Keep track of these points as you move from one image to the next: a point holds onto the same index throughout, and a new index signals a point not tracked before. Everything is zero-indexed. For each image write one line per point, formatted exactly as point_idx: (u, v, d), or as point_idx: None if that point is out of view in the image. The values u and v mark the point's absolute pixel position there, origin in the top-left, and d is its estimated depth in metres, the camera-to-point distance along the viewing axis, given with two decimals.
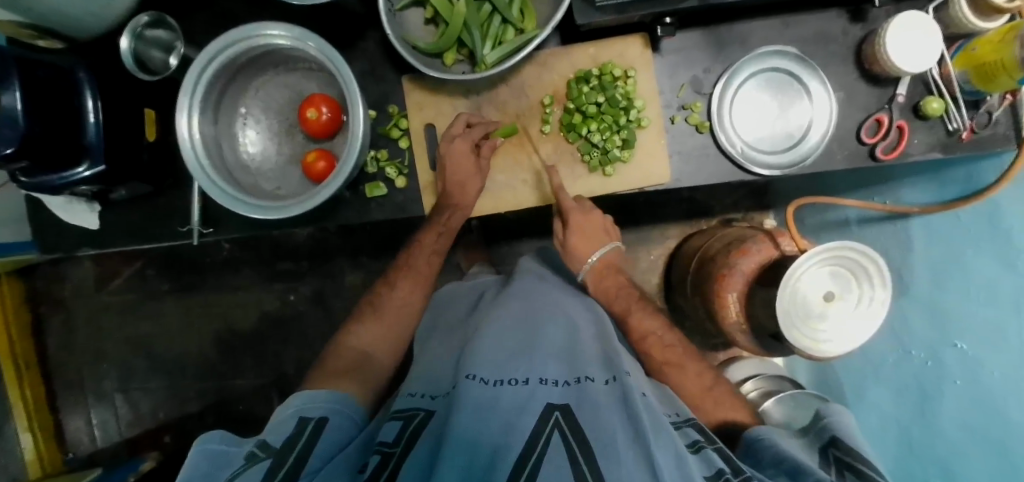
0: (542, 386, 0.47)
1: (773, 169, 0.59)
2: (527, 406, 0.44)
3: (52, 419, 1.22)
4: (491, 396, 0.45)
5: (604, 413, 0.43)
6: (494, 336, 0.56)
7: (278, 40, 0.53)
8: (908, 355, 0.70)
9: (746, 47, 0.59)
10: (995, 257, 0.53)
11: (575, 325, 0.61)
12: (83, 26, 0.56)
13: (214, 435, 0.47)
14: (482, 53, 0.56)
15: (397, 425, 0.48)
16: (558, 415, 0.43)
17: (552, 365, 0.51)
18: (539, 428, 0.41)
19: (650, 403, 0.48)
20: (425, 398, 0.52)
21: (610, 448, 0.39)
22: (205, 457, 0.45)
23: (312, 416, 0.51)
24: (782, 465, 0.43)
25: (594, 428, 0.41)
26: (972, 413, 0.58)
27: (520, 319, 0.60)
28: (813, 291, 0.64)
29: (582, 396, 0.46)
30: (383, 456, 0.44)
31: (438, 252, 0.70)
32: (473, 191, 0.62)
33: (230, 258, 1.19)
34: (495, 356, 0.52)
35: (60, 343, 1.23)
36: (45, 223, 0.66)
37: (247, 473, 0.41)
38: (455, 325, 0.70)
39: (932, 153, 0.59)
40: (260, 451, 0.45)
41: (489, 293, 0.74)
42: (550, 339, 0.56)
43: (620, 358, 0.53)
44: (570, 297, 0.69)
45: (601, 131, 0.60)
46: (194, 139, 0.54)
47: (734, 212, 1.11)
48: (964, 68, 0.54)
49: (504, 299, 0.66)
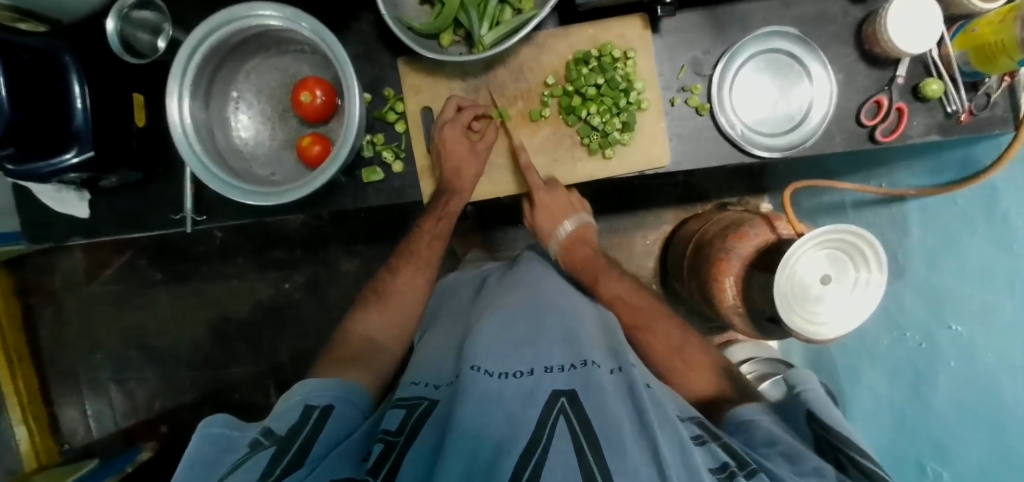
0: (547, 376, 0.47)
1: (773, 151, 0.59)
2: (532, 397, 0.44)
3: (47, 411, 1.21)
4: (496, 387, 0.45)
5: (612, 401, 0.43)
6: (499, 323, 0.56)
7: (270, 21, 0.52)
8: (902, 337, 0.71)
9: (746, 28, 0.59)
10: (989, 240, 0.55)
11: (580, 315, 0.60)
12: (66, 7, 0.54)
13: (217, 419, 0.47)
14: (479, 34, 0.54)
15: (399, 414, 0.47)
16: (563, 402, 0.43)
17: (557, 353, 0.50)
18: (544, 418, 0.41)
19: (656, 394, 0.48)
20: (429, 388, 0.52)
21: (615, 434, 0.39)
22: (208, 440, 0.44)
23: (317, 404, 0.51)
24: (779, 446, 0.45)
25: (599, 414, 0.41)
26: (964, 393, 0.60)
27: (525, 307, 0.59)
28: (809, 273, 0.64)
29: (587, 381, 0.45)
30: (386, 444, 0.43)
31: (439, 235, 0.69)
32: (471, 175, 0.61)
33: (222, 247, 1.18)
34: (500, 346, 0.51)
35: (52, 334, 1.21)
36: (32, 211, 0.65)
37: (249, 462, 0.41)
38: (460, 312, 0.69)
39: (931, 135, 0.59)
40: (264, 438, 0.45)
41: (494, 277, 0.73)
42: (555, 328, 0.55)
43: (624, 347, 0.53)
44: (572, 289, 0.67)
45: (601, 114, 0.60)
46: (185, 124, 0.52)
47: (729, 196, 1.11)
48: (963, 50, 0.54)
49: (511, 286, 0.65)
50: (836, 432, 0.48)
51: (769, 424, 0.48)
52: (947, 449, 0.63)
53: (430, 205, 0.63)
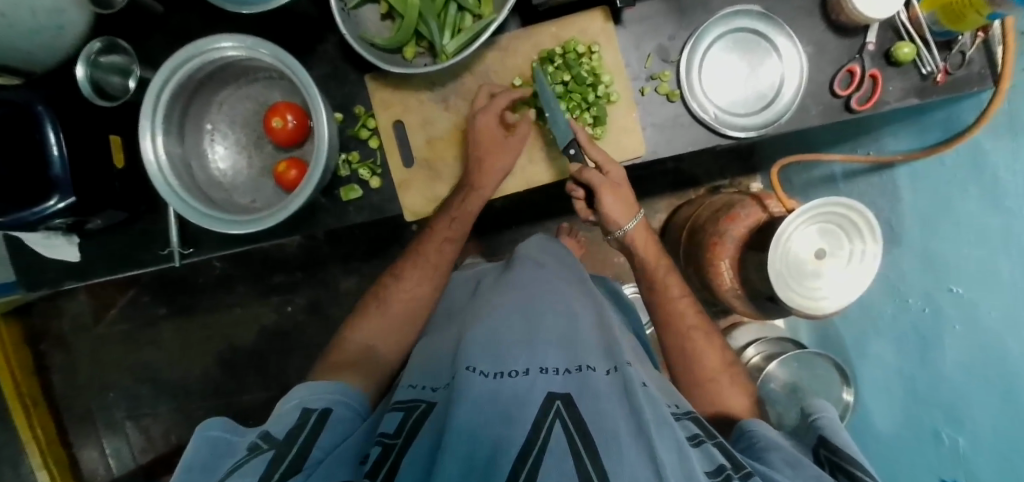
0: (542, 377, 0.44)
1: (748, 131, 0.59)
2: (527, 398, 0.41)
3: (66, 453, 1.23)
4: (491, 389, 0.42)
5: (607, 403, 0.40)
6: (496, 324, 0.53)
7: (232, 52, 0.52)
8: (904, 304, 0.69)
9: (709, 10, 0.58)
10: (979, 199, 0.54)
11: (575, 312, 0.57)
12: (35, 57, 0.55)
13: (215, 422, 0.46)
14: (442, 44, 0.55)
15: (397, 417, 0.45)
16: (558, 404, 0.40)
17: (552, 354, 0.47)
18: (539, 420, 0.38)
19: (651, 393, 0.46)
20: (427, 390, 0.49)
21: (612, 437, 0.37)
22: (207, 445, 0.43)
23: (315, 407, 0.50)
24: (779, 452, 0.44)
25: (597, 417, 0.38)
26: (973, 355, 0.58)
27: (519, 307, 0.56)
28: (802, 248, 0.64)
29: (583, 384, 0.43)
30: (384, 447, 0.41)
31: (450, 237, 0.68)
32: (497, 170, 0.61)
33: (222, 277, 1.19)
34: (493, 346, 0.49)
35: (65, 377, 1.23)
36: (26, 260, 0.66)
37: (248, 465, 0.39)
38: (455, 311, 0.67)
39: (909, 99, 0.58)
40: (263, 442, 0.43)
41: (488, 278, 0.70)
42: (551, 326, 0.53)
43: (619, 346, 0.51)
44: (568, 286, 0.64)
45: (571, 111, 0.60)
46: (161, 162, 0.53)
47: (721, 179, 1.11)
48: (932, 10, 0.53)
49: (504, 289, 0.63)
50: (831, 444, 0.48)
51: (773, 435, 0.48)
52: (961, 416, 0.61)
53: (447, 203, 0.64)
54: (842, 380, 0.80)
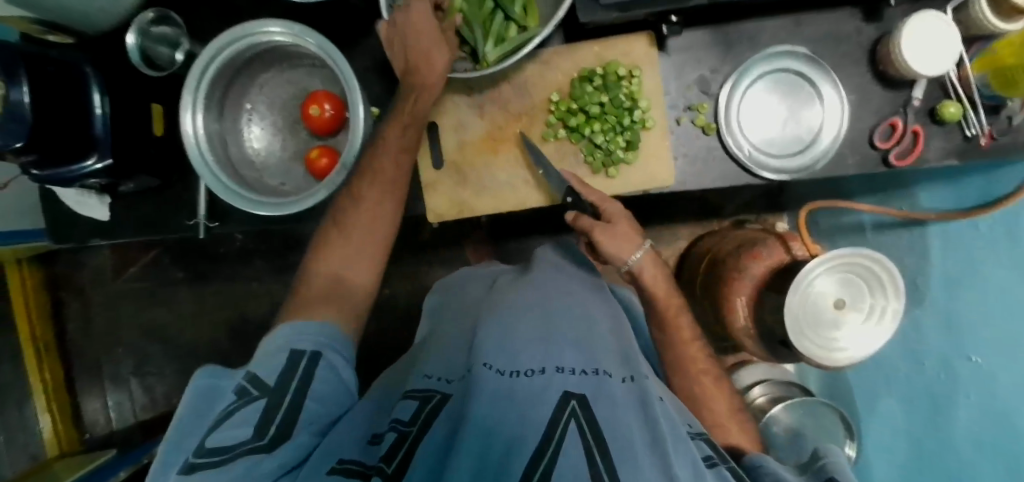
0: (559, 376, 0.41)
1: (780, 172, 0.58)
2: (542, 396, 0.38)
3: (70, 401, 1.25)
4: (505, 385, 0.39)
5: (624, 412, 0.38)
6: (512, 318, 0.50)
7: (279, 36, 0.53)
8: (921, 366, 0.67)
9: (755, 47, 0.58)
10: (1011, 267, 0.53)
11: (592, 317, 0.54)
12: (93, 22, 0.58)
13: (206, 371, 0.45)
14: (484, 51, 0.56)
15: (411, 406, 0.43)
16: (574, 404, 0.37)
17: (570, 353, 0.45)
18: (555, 418, 0.35)
19: (667, 409, 0.44)
20: (441, 381, 0.47)
21: (628, 446, 0.34)
22: (199, 393, 0.43)
23: (303, 349, 0.48)
24: None
25: (611, 423, 0.36)
26: (987, 425, 0.56)
27: (537, 307, 0.53)
28: (824, 297, 0.63)
29: (600, 387, 0.40)
30: (399, 434, 0.39)
31: None
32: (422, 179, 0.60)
33: (242, 249, 1.21)
34: (507, 341, 0.46)
35: (78, 327, 1.26)
36: (60, 214, 0.68)
37: (239, 414, 0.40)
38: (467, 305, 0.64)
39: (948, 159, 0.57)
40: (252, 386, 0.43)
41: (503, 278, 0.67)
42: (569, 325, 0.50)
43: (640, 359, 0.49)
44: (590, 292, 0.62)
45: (605, 132, 0.60)
46: (198, 134, 0.55)
47: (748, 213, 1.09)
48: (984, 71, 0.52)
49: (523, 284, 0.60)
50: None
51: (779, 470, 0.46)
52: None
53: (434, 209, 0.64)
54: (846, 434, 0.79)
